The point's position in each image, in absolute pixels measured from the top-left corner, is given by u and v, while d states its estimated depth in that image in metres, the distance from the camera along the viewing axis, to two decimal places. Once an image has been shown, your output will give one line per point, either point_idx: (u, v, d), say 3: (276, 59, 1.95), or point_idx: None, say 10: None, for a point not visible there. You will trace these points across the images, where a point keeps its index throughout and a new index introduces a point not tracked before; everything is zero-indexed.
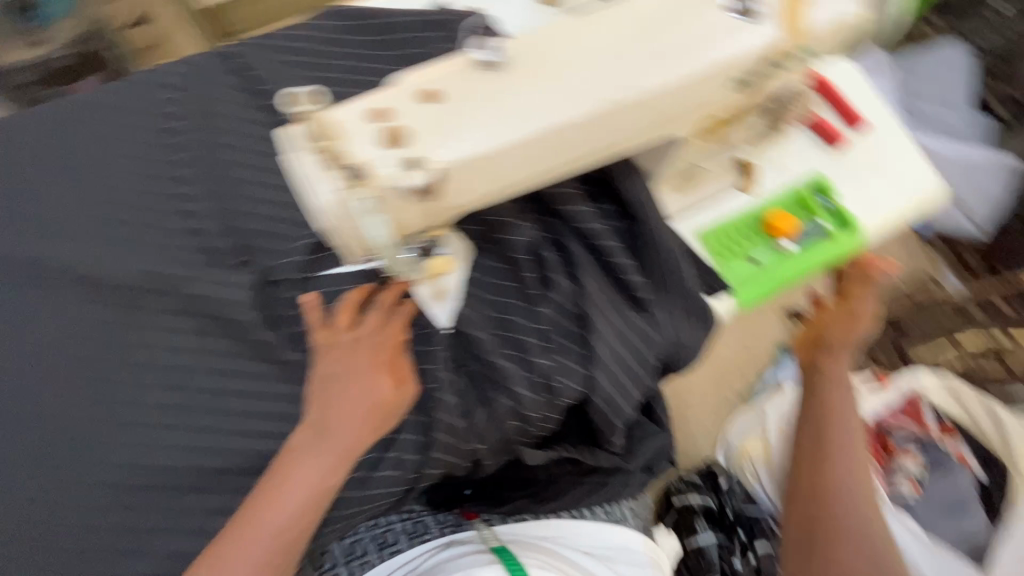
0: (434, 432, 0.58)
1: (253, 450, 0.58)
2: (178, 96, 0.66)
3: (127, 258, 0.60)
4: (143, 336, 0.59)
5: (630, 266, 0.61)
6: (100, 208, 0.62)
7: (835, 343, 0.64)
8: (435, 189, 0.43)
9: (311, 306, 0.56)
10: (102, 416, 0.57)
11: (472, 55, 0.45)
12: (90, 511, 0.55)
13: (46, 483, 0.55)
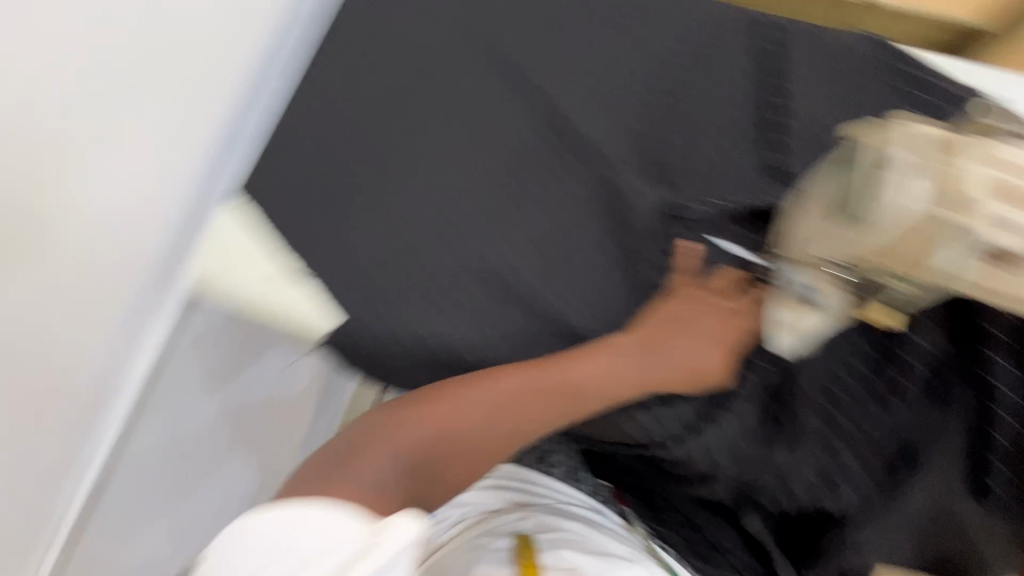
0: (711, 429, 0.59)
1: (559, 319, 0.63)
2: (709, 28, 0.71)
3: (581, 121, 0.69)
4: (552, 183, 0.67)
5: (1005, 452, 0.54)
6: (590, 71, 0.70)
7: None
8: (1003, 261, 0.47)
9: (694, 255, 0.62)
10: (488, 213, 0.67)
11: None
12: (440, 268, 0.65)
13: (429, 228, 0.67)
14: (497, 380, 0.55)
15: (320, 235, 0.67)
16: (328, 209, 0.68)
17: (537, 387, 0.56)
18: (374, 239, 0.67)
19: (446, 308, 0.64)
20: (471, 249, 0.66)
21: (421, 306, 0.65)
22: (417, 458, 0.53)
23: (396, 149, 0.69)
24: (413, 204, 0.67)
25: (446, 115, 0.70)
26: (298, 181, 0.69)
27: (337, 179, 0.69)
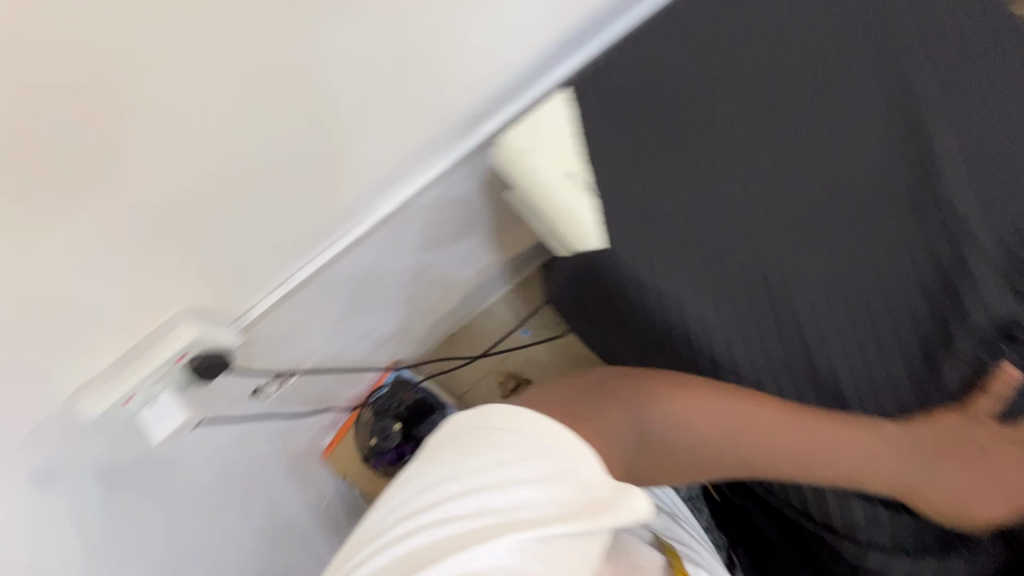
0: (927, 555, 0.58)
1: (806, 369, 0.61)
2: None
3: (923, 194, 0.63)
4: (866, 239, 0.63)
5: None
6: (965, 149, 0.64)
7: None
8: None
9: (1006, 383, 0.57)
10: (788, 233, 0.64)
11: None
12: (727, 254, 0.64)
13: (737, 213, 0.65)
14: (769, 407, 0.52)
15: (628, 163, 0.67)
16: (651, 144, 0.68)
17: (806, 437, 0.51)
18: (681, 194, 0.66)
19: (712, 291, 0.63)
20: (767, 253, 0.63)
21: (691, 277, 0.63)
22: (662, 449, 0.49)
23: (744, 127, 0.68)
24: (734, 183, 0.66)
25: (811, 123, 0.67)
26: (637, 106, 0.70)
27: (675, 124, 0.69)
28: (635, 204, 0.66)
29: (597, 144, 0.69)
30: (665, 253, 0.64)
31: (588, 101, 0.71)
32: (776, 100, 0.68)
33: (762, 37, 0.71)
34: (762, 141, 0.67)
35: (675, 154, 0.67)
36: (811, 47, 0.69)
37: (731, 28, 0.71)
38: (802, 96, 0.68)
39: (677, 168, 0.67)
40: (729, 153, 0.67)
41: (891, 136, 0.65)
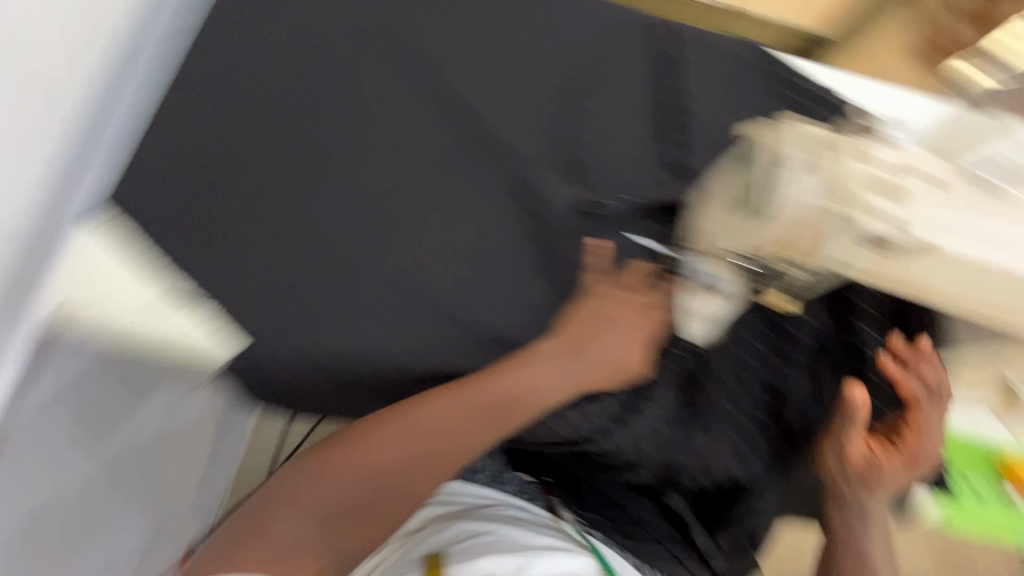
0: (635, 420, 0.61)
1: (470, 334, 0.61)
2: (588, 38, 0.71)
3: (469, 134, 0.66)
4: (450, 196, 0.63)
5: (875, 389, 0.64)
6: (474, 83, 0.67)
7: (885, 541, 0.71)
8: (885, 244, 0.53)
9: (603, 251, 0.63)
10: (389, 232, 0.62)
11: (921, 176, 0.52)
12: (378, 250, 0.61)
13: (371, 202, 0.62)
14: (410, 414, 0.56)
15: (203, 260, 0.59)
16: (216, 224, 0.60)
17: (484, 410, 0.56)
18: (282, 257, 0.60)
19: (383, 294, 0.60)
20: (394, 264, 0.61)
21: (329, 321, 0.59)
22: (355, 494, 0.54)
23: (323, 115, 0.64)
24: (342, 181, 0.62)
25: (356, 109, 0.65)
26: (174, 191, 0.60)
27: (233, 192, 0.61)
28: (267, 248, 0.60)
29: (175, 229, 0.60)
30: (319, 281, 0.60)
31: (133, 209, 0.60)
32: (323, 107, 0.64)
33: (278, 54, 0.64)
34: (349, 121, 0.64)
35: (257, 215, 0.61)
36: (311, 49, 0.65)
37: (240, 60, 0.64)
38: (343, 90, 0.64)
39: (265, 235, 0.60)
40: (327, 136, 0.63)
41: (449, 71, 0.67)
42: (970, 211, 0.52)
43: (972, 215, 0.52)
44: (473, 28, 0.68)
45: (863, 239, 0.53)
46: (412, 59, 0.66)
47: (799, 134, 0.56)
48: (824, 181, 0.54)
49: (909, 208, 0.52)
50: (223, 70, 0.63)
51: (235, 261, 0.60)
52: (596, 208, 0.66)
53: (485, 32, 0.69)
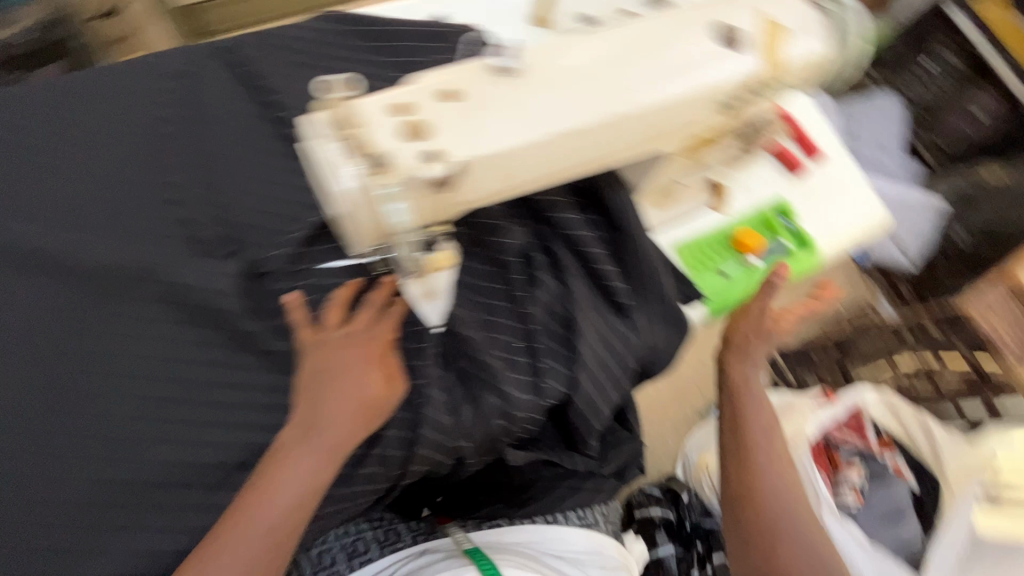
0: (421, 430, 0.58)
1: (224, 463, 0.56)
2: (171, 110, 0.66)
3: (92, 274, 0.57)
4: (112, 348, 0.56)
5: (602, 256, 0.66)
6: (70, 223, 0.59)
7: (744, 345, 0.71)
8: (453, 182, 0.42)
9: (296, 304, 0.58)
10: (70, 426, 0.54)
11: (487, 64, 0.44)
12: (58, 445, 0.53)
13: (17, 400, 0.54)
14: None
15: None
16: None
17: (266, 536, 0.50)
18: None
19: (92, 480, 0.53)
20: (96, 454, 0.53)
21: (65, 556, 0.52)
22: None
23: None
24: None
25: None
26: None
27: None
28: None
29: None
30: (13, 517, 0.52)
31: None
32: None
33: None
34: None
35: None
36: None
37: None
38: None
39: None
40: None
41: (35, 229, 0.58)
42: (532, 89, 0.43)
43: (536, 92, 0.43)
44: (40, 174, 0.61)
45: (444, 183, 0.41)
46: None
47: (334, 117, 0.42)
48: (373, 152, 0.40)
49: (468, 122, 0.42)
50: None
51: None
52: (262, 263, 0.60)
53: (56, 168, 0.61)
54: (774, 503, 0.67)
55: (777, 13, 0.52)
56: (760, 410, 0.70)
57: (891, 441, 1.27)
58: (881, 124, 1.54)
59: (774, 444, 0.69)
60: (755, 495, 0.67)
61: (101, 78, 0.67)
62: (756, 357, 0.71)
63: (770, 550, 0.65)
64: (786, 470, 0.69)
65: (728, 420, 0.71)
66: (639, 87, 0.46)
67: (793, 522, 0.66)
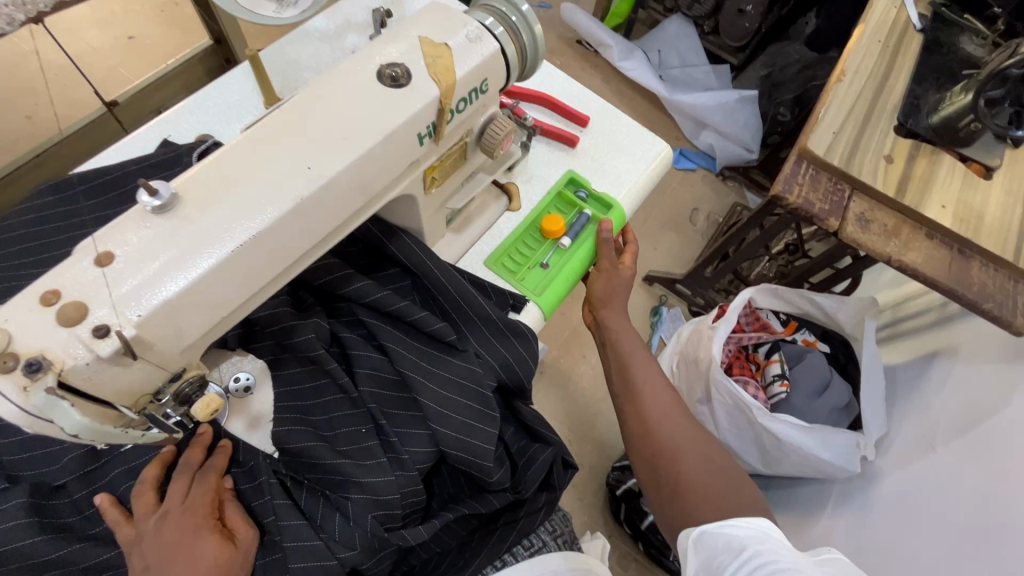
0: (291, 565, 0.55)
1: None
2: None
3: None
4: None
5: (412, 307, 0.64)
6: None
7: (605, 298, 0.81)
8: (144, 346, 0.38)
9: (107, 506, 0.53)
10: None
11: (139, 205, 0.40)
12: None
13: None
14: None
15: None
16: None
17: None
18: None
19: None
20: None
21: None
22: None
23: None
24: None
25: None
26: None
27: None
28: None
29: None
30: None
31: None
32: None
33: None
34: None
35: None
36: None
37: None
38: None
39: None
40: None
41: None
42: (196, 216, 0.41)
43: (203, 216, 0.41)
44: None
45: (133, 351, 0.38)
46: None
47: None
48: (24, 358, 0.35)
49: (133, 280, 0.38)
50: None
51: None
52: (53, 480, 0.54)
53: None
54: (664, 429, 0.75)
55: (430, 31, 0.53)
56: (634, 354, 0.80)
57: (794, 323, 1.37)
58: (678, 44, 1.97)
59: (656, 384, 0.79)
60: (650, 428, 0.75)
61: None
62: (620, 305, 0.82)
63: (670, 467, 0.72)
64: (668, 403, 0.78)
65: (617, 372, 0.81)
66: (317, 161, 0.45)
67: (680, 441, 0.74)
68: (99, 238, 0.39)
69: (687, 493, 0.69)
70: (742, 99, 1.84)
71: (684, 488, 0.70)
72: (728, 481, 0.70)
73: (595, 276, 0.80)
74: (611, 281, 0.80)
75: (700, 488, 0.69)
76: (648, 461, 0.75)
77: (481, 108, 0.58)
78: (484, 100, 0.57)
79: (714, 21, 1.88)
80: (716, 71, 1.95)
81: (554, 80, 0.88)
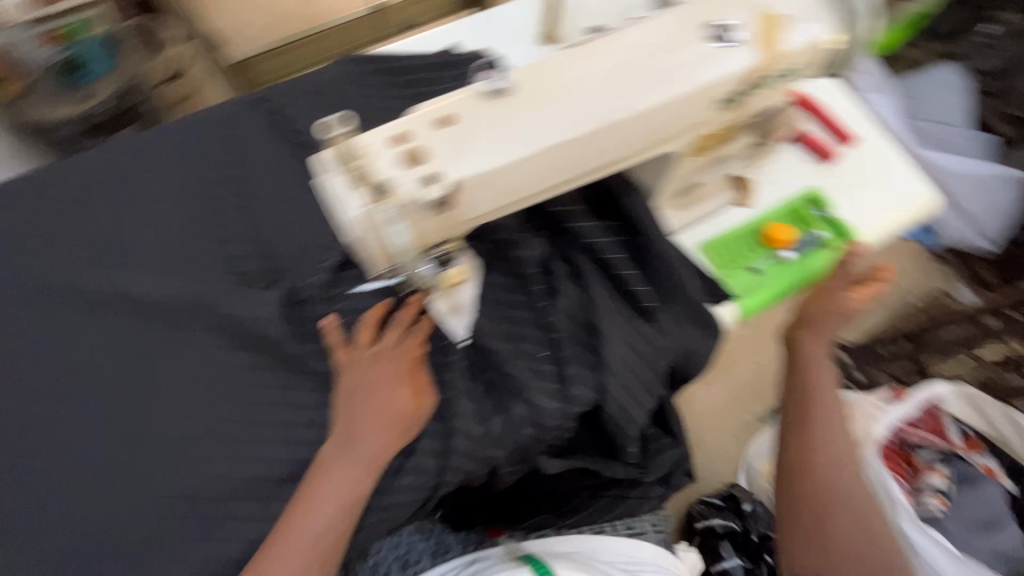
0: (453, 440, 0.60)
1: (278, 475, 0.59)
2: (214, 148, 0.73)
3: (158, 295, 0.64)
4: (176, 369, 0.62)
5: (622, 261, 0.66)
6: (137, 256, 0.67)
7: (816, 317, 0.68)
8: (454, 203, 0.44)
9: (329, 329, 0.60)
10: (143, 438, 0.59)
11: (480, 85, 0.46)
12: (132, 463, 0.59)
13: (90, 418, 0.60)
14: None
15: None
16: None
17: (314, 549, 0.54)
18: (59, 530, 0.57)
19: (156, 498, 0.58)
20: (169, 462, 0.59)
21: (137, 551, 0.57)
22: None
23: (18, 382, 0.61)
24: (70, 425, 0.60)
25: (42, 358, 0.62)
26: None
27: None
28: (37, 531, 0.56)
29: None
30: (92, 516, 0.57)
31: None
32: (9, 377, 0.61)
33: None
34: (42, 373, 0.61)
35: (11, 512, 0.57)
36: None
37: None
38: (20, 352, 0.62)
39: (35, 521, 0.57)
40: (20, 391, 0.61)
41: (109, 266, 0.66)
42: (523, 108, 0.45)
43: (528, 112, 0.45)
44: (111, 214, 0.69)
45: (445, 205, 0.43)
46: (66, 275, 0.65)
47: (338, 150, 0.42)
48: (375, 179, 0.42)
49: (465, 147, 0.43)
50: None
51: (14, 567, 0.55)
52: (300, 291, 0.65)
53: (124, 207, 0.69)
54: (829, 480, 0.64)
55: (769, 0, 0.52)
56: (825, 387, 0.67)
57: (978, 442, 1.15)
58: (941, 95, 1.46)
59: (839, 428, 0.66)
60: (813, 471, 0.65)
61: (161, 133, 0.74)
62: (829, 334, 0.68)
63: (822, 520, 0.63)
64: (844, 451, 0.66)
65: (795, 407, 0.67)
66: (632, 93, 0.46)
67: (845, 499, 0.64)
68: (446, 104, 0.45)
69: (833, 553, 0.62)
70: (1002, 179, 1.37)
71: (831, 547, 0.62)
72: (886, 560, 0.62)
73: (818, 295, 0.68)
74: (833, 304, 0.67)
75: (852, 554, 0.62)
76: (794, 502, 0.65)
77: (780, 92, 0.55)
78: (786, 86, 0.55)
79: (1001, 81, 1.39)
80: (979, 137, 1.43)
81: (826, 88, 0.82)
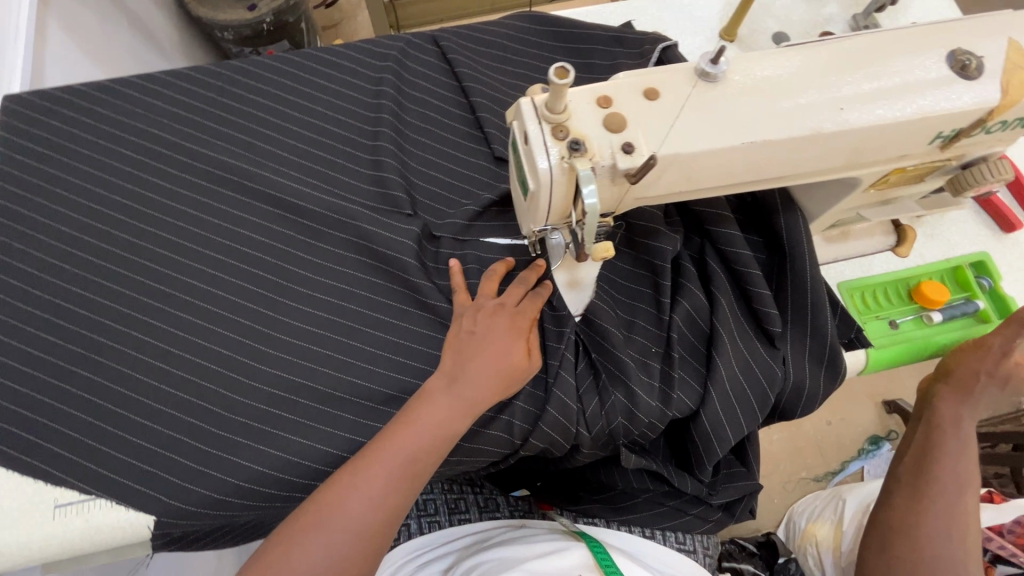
0: (546, 407, 0.61)
1: (379, 395, 0.62)
2: (382, 72, 0.75)
3: (307, 196, 0.67)
4: (310, 269, 0.65)
5: (760, 278, 0.63)
6: (296, 155, 0.70)
7: (966, 378, 0.62)
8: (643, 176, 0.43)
9: (455, 272, 0.64)
10: (267, 325, 0.63)
11: (694, 64, 0.44)
12: (252, 342, 0.62)
13: (227, 294, 0.63)
14: (327, 499, 0.54)
15: (100, 424, 0.58)
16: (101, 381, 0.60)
17: (400, 472, 0.55)
18: (176, 390, 0.60)
19: (271, 382, 0.61)
20: (287, 354, 0.62)
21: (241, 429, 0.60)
22: None
23: (167, 244, 0.65)
24: (206, 296, 0.63)
25: (194, 226, 0.66)
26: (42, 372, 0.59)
27: (100, 345, 0.61)
28: (157, 385, 0.60)
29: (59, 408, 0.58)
30: (208, 384, 0.60)
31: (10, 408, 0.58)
32: (162, 238, 0.65)
33: (103, 209, 0.65)
34: (191, 242, 0.65)
35: (139, 360, 0.61)
36: (137, 188, 0.66)
37: (70, 221, 0.64)
38: (175, 218, 0.66)
39: (158, 374, 0.60)
40: (170, 252, 0.64)
41: (269, 159, 0.69)
42: (733, 96, 0.43)
43: (738, 101, 0.43)
44: (280, 111, 0.72)
45: (634, 177, 0.43)
46: (230, 157, 0.69)
47: (539, 98, 0.43)
48: (571, 136, 0.42)
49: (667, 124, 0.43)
50: (65, 236, 0.64)
51: (131, 411, 0.59)
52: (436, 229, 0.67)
53: (292, 108, 0.72)
54: (935, 551, 0.58)
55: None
56: (958, 456, 0.61)
57: None
58: None
59: (963, 505, 0.60)
60: (919, 535, 0.59)
61: (338, 47, 0.77)
62: (977, 400, 0.61)
63: None
64: (964, 532, 0.59)
65: (904, 489, 0.62)
66: (851, 106, 0.44)
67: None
68: (655, 77, 0.45)
69: None
70: None
71: None
72: None
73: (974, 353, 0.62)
74: (986, 363, 0.61)
75: None
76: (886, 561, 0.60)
77: (1001, 139, 0.50)
78: (1010, 135, 0.50)
79: None
80: None
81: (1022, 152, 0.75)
